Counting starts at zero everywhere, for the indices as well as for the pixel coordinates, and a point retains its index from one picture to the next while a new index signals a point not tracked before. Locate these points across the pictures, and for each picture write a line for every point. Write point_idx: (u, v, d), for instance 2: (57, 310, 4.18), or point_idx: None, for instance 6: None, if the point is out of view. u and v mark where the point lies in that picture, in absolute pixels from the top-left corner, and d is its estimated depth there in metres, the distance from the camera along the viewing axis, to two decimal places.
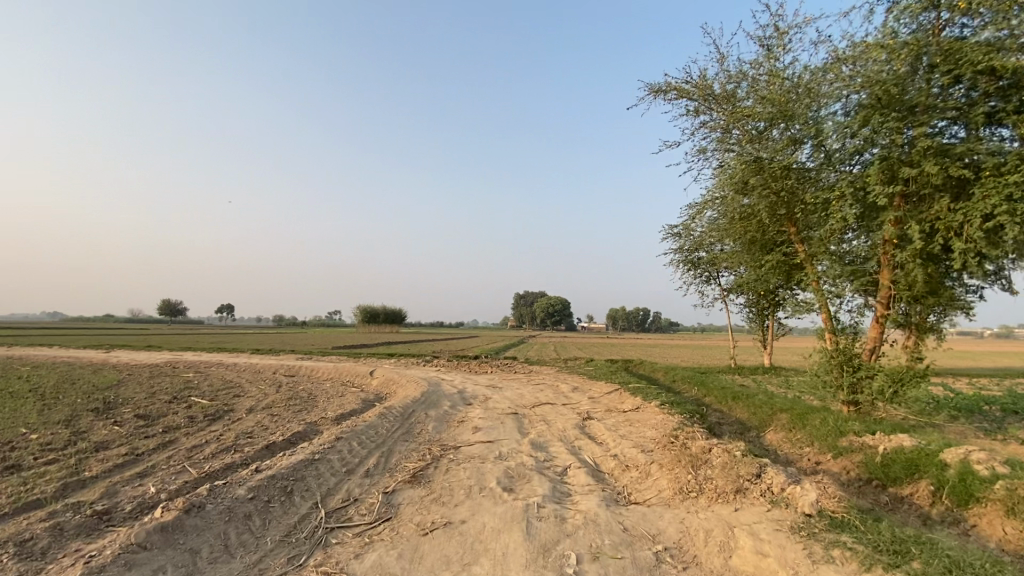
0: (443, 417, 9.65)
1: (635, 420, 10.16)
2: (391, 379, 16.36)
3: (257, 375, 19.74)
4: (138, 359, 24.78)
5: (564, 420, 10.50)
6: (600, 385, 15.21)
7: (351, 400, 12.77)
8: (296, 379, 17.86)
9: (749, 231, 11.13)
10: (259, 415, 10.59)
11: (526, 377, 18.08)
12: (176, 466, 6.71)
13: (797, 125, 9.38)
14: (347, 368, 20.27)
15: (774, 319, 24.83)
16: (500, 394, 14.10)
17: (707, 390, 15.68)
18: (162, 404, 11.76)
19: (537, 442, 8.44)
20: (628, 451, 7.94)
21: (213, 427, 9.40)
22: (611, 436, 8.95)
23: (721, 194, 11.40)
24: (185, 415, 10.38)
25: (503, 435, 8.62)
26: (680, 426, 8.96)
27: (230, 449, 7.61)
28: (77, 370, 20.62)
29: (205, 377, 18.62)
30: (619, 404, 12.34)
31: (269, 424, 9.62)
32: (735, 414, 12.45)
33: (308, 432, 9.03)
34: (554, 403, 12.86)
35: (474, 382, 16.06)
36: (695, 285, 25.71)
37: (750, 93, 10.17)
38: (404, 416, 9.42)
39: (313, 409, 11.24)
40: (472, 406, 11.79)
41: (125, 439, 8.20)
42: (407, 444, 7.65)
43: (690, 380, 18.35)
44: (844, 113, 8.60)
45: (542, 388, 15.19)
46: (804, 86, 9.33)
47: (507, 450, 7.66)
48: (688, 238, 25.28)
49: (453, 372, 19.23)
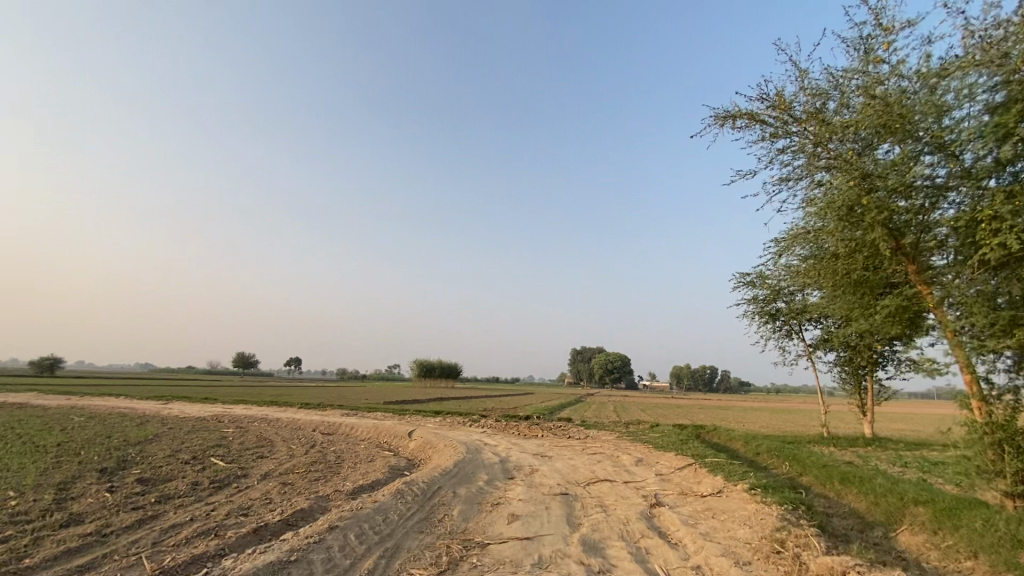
0: (475, 498, 7.88)
1: (719, 512, 7.91)
2: (428, 442, 14.77)
3: (295, 432, 18.76)
4: (189, 411, 24.68)
5: (626, 506, 8.40)
6: (668, 458, 12.83)
7: (377, 467, 11.25)
8: (330, 439, 16.60)
9: (854, 271, 8.94)
10: (270, 484, 9.28)
11: (580, 443, 15.93)
12: (131, 558, 5.38)
13: (916, 135, 7.36)
14: (387, 428, 18.92)
15: (873, 380, 21.35)
16: (550, 465, 12.13)
17: (802, 469, 12.88)
18: (176, 465, 10.75)
19: (590, 540, 6.47)
20: (717, 562, 5.81)
21: (211, 498, 8.14)
22: (689, 535, 6.85)
23: (815, 227, 9.36)
24: (190, 482, 9.22)
25: (546, 528, 6.73)
26: (784, 525, 6.74)
27: (208, 534, 6.23)
28: (126, 421, 20.54)
29: (243, 433, 17.82)
30: (695, 485, 10.03)
31: (274, 497, 8.28)
32: (848, 504, 9.78)
33: (313, 510, 7.54)
34: (613, 480, 10.72)
35: (520, 449, 14.17)
36: (775, 340, 22.87)
37: (846, 102, 8.35)
38: (426, 493, 7.76)
39: (330, 479, 9.80)
40: (514, 481, 9.91)
41: (104, 512, 7.06)
42: (419, 538, 5.96)
43: (777, 453, 15.45)
44: (986, 111, 6.62)
45: (598, 460, 13.05)
46: (922, 86, 7.39)
47: (550, 554, 5.82)
48: (764, 287, 22.76)
49: (500, 435, 17.35)
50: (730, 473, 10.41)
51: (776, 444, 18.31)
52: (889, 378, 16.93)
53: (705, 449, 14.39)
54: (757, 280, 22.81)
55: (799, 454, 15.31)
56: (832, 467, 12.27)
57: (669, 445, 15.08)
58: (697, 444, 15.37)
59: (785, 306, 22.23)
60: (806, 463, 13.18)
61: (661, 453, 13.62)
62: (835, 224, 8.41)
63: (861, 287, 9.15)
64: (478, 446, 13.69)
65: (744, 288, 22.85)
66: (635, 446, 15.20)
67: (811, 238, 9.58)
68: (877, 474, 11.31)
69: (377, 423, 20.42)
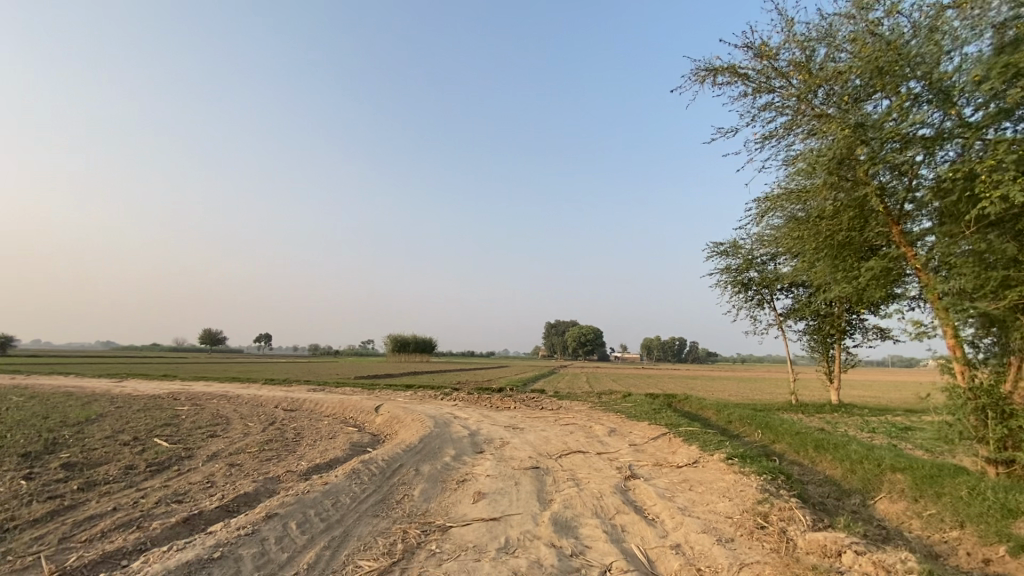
0: (439, 476, 7.30)
1: (696, 484, 7.55)
2: (395, 417, 14.13)
3: (255, 408, 17.85)
4: (142, 388, 23.35)
5: (599, 480, 7.96)
6: (642, 428, 12.54)
7: (338, 445, 10.56)
8: (292, 416, 15.78)
9: (839, 232, 8.58)
10: (215, 465, 8.51)
11: (553, 415, 15.56)
12: (27, 560, 4.60)
13: (914, 80, 6.89)
14: (353, 402, 18.18)
15: (841, 348, 21.69)
16: (521, 438, 11.67)
17: (775, 436, 12.79)
18: (113, 448, 9.84)
19: (562, 519, 5.98)
20: (696, 540, 5.38)
21: (144, 484, 7.34)
22: (666, 510, 6.43)
23: (801, 185, 8.92)
24: (125, 465, 8.37)
25: (515, 507, 6.20)
26: (765, 498, 6.38)
27: (129, 527, 5.49)
28: (71, 399, 19.21)
29: (198, 410, 16.84)
30: (670, 455, 9.71)
31: (217, 480, 7.54)
32: (823, 471, 9.62)
33: (259, 493, 6.84)
34: (586, 452, 10.32)
35: (491, 422, 13.68)
36: (747, 309, 22.85)
37: (838, 48, 7.82)
38: (386, 472, 7.15)
39: (284, 458, 9.08)
40: (482, 455, 9.39)
41: (12, 503, 6.21)
42: (372, 525, 5.33)
43: (749, 421, 15.41)
44: (991, 53, 6.20)
45: (571, 431, 12.66)
46: (923, 27, 6.89)
47: (517, 537, 5.29)
48: (738, 256, 22.60)
49: (471, 408, 16.83)
50: (706, 443, 10.12)
51: (747, 412, 18.36)
52: (858, 344, 17.05)
53: (678, 418, 14.19)
54: (732, 249, 22.63)
55: (771, 421, 15.30)
56: (805, 434, 12.18)
57: (643, 415, 14.84)
58: (671, 413, 15.17)
59: (758, 275, 22.12)
60: (778, 430, 13.10)
61: (635, 423, 13.33)
62: (824, 178, 7.97)
63: (840, 254, 8.84)
64: (447, 420, 13.12)
65: (718, 256, 22.64)
66: (609, 416, 14.90)
67: (795, 198, 9.18)
68: (850, 440, 11.22)
69: (343, 398, 19.66)
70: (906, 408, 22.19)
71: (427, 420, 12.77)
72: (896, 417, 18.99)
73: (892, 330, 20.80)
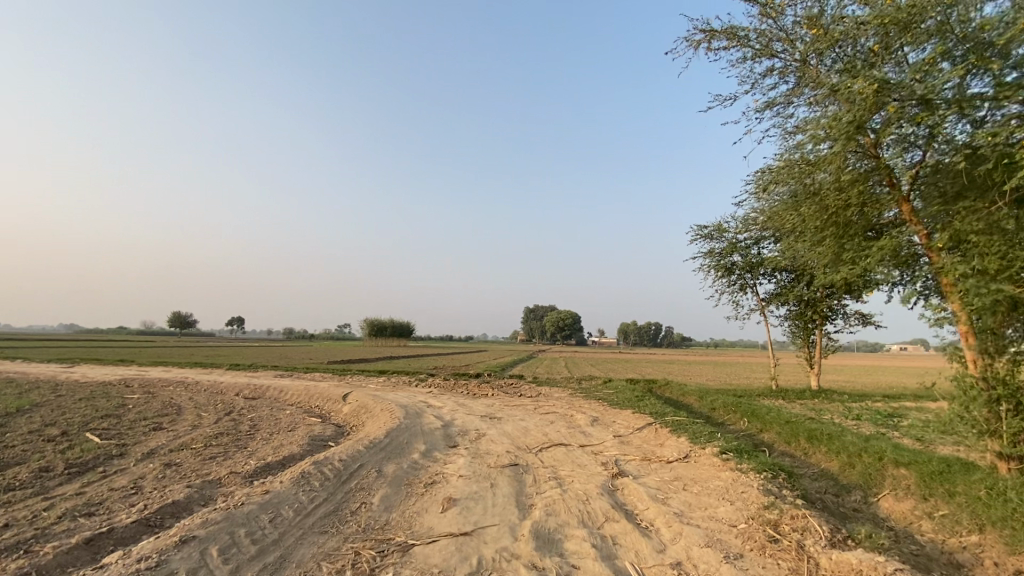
0: (404, 478, 6.42)
1: (691, 483, 6.85)
2: (363, 406, 13.16)
3: (213, 396, 16.64)
4: (92, 375, 21.76)
5: (584, 479, 7.20)
6: (626, 417, 11.87)
7: (296, 439, 9.57)
8: (252, 405, 14.65)
9: (845, 208, 8.06)
10: (148, 465, 7.45)
11: (532, 403, 14.80)
12: None
13: (943, 34, 6.35)
14: (320, 389, 17.11)
15: (822, 333, 21.53)
16: (498, 428, 10.86)
17: (763, 425, 12.26)
18: (36, 444, 8.67)
19: (544, 531, 5.17)
20: (701, 556, 4.64)
21: (57, 491, 6.27)
22: (661, 516, 5.68)
23: (806, 156, 8.32)
24: (41, 467, 7.26)
25: (490, 517, 5.36)
26: (771, 502, 5.68)
27: (15, 552, 4.46)
28: (10, 387, 17.65)
29: (149, 399, 15.56)
30: (658, 448, 9.03)
31: (147, 484, 6.51)
32: (818, 464, 9.07)
33: (191, 502, 5.85)
34: (568, 445, 9.57)
35: (466, 411, 12.83)
36: (729, 294, 22.35)
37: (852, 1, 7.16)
38: (342, 475, 6.23)
39: (231, 456, 8.06)
40: (455, 450, 8.53)
41: None
42: (317, 546, 4.43)
43: (734, 408, 14.92)
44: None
45: (551, 421, 11.90)
46: None
47: (492, 557, 4.44)
48: (722, 239, 22.00)
49: (446, 396, 15.96)
50: (695, 434, 9.45)
51: (731, 398, 17.94)
52: (838, 330, 16.89)
53: (663, 406, 13.57)
54: (715, 232, 22.02)
55: (757, 408, 14.84)
56: (796, 422, 11.66)
57: (627, 403, 14.19)
58: (655, 401, 14.59)
59: (742, 259, 21.68)
60: (766, 419, 12.59)
61: (619, 412, 12.65)
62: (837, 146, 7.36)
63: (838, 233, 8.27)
64: (418, 410, 12.22)
65: (701, 240, 22.01)
66: (590, 404, 14.23)
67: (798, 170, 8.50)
68: (844, 430, 10.72)
69: (311, 385, 18.56)
70: (884, 393, 22.19)
71: (397, 410, 11.85)
72: (876, 403, 18.84)
73: (874, 316, 20.59)
